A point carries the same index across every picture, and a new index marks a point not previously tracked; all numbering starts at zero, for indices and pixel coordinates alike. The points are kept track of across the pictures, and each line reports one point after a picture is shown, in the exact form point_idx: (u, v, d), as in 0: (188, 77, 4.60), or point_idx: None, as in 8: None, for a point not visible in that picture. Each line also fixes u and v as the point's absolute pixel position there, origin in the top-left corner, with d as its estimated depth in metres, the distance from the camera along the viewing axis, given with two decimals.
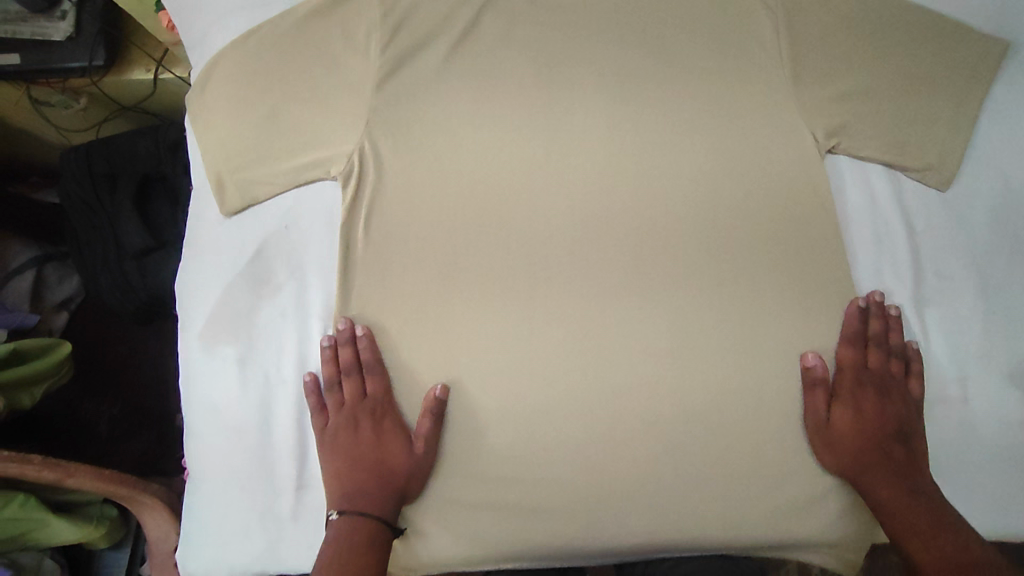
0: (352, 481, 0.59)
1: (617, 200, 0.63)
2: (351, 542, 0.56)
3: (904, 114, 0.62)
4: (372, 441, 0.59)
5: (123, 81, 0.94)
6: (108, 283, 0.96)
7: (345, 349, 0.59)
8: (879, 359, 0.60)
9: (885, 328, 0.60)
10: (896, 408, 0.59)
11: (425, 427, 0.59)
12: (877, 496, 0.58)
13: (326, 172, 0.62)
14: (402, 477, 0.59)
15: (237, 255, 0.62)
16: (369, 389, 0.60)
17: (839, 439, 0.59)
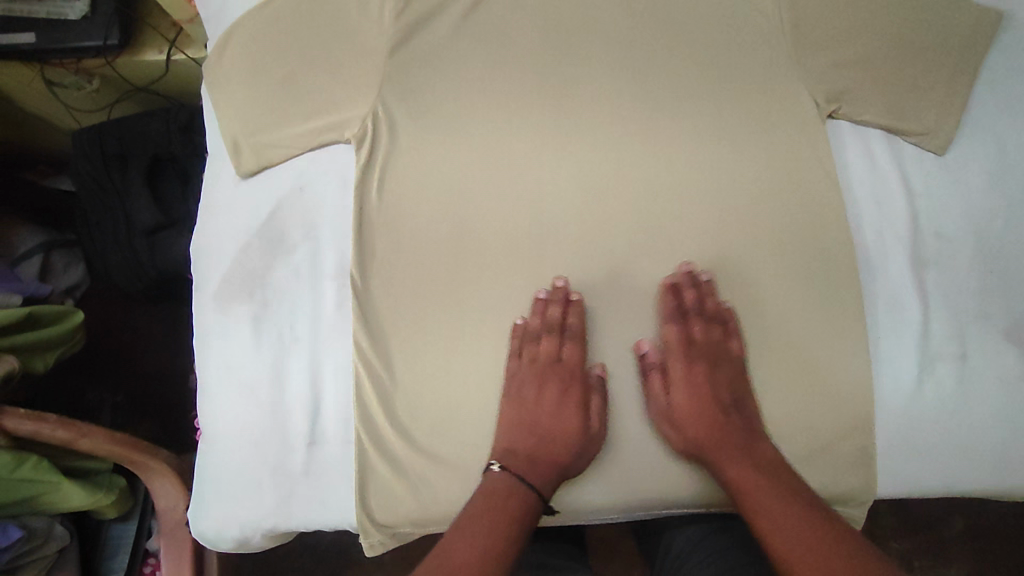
0: (515, 439, 0.59)
1: (625, 163, 0.64)
2: (511, 500, 0.56)
3: (901, 81, 0.64)
4: (552, 407, 0.60)
5: (136, 62, 0.96)
6: (121, 262, 0.98)
7: (556, 308, 0.61)
8: (730, 336, 0.61)
9: (696, 296, 0.61)
10: (726, 375, 0.61)
11: (593, 398, 0.61)
12: (724, 468, 0.58)
13: (340, 135, 0.64)
14: (572, 450, 0.60)
15: (252, 216, 0.64)
16: (567, 355, 0.61)
17: (657, 404, 0.61)
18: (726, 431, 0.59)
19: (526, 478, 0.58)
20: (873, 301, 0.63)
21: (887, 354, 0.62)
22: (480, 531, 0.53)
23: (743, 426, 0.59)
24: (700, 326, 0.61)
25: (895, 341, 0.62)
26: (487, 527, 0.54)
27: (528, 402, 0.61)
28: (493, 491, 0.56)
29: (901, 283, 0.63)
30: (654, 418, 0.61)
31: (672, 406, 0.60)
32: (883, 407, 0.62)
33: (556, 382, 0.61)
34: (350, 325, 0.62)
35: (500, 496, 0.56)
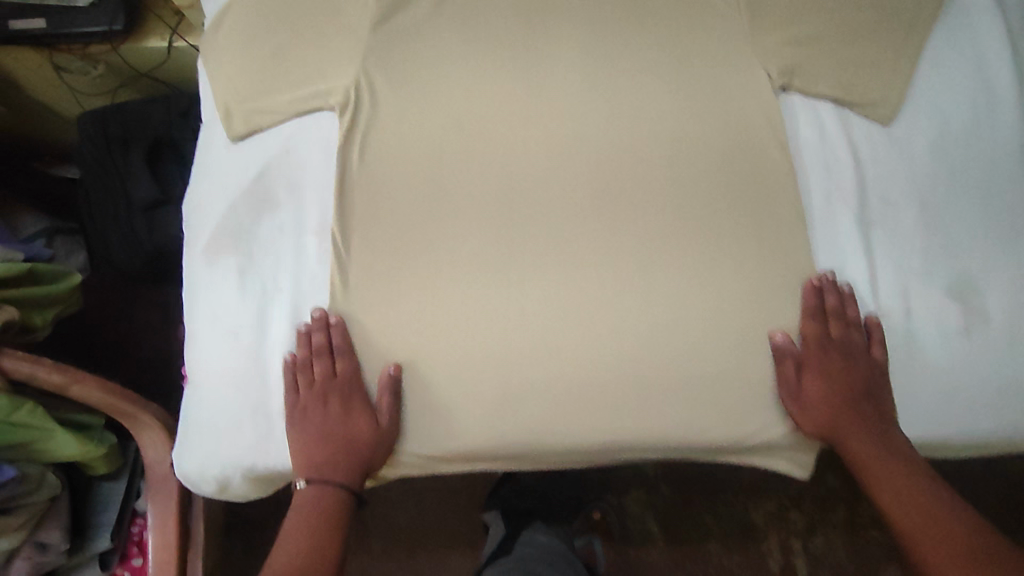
0: (313, 454, 0.64)
1: (589, 131, 0.68)
2: (320, 510, 0.64)
3: (850, 57, 0.68)
4: (340, 418, 0.64)
5: (140, 49, 1.02)
6: (121, 238, 1.02)
7: (318, 333, 0.64)
8: (818, 334, 0.64)
9: (839, 301, 0.65)
10: (860, 374, 0.65)
11: (387, 404, 0.64)
12: (854, 453, 0.65)
13: (324, 103, 0.68)
14: (370, 450, 0.65)
15: (241, 176, 0.68)
16: (340, 369, 0.64)
17: (819, 402, 0.65)
18: (854, 421, 0.65)
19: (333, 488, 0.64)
20: (821, 260, 0.67)
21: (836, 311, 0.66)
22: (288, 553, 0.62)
23: (875, 417, 0.65)
24: (815, 323, 0.65)
25: (845, 299, 0.66)
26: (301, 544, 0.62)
27: (321, 419, 0.64)
28: (301, 506, 0.64)
29: (849, 244, 0.67)
30: (781, 401, 0.66)
31: (804, 398, 0.65)
32: None
33: (357, 401, 0.65)
34: (329, 276, 0.66)
35: (305, 509, 0.64)
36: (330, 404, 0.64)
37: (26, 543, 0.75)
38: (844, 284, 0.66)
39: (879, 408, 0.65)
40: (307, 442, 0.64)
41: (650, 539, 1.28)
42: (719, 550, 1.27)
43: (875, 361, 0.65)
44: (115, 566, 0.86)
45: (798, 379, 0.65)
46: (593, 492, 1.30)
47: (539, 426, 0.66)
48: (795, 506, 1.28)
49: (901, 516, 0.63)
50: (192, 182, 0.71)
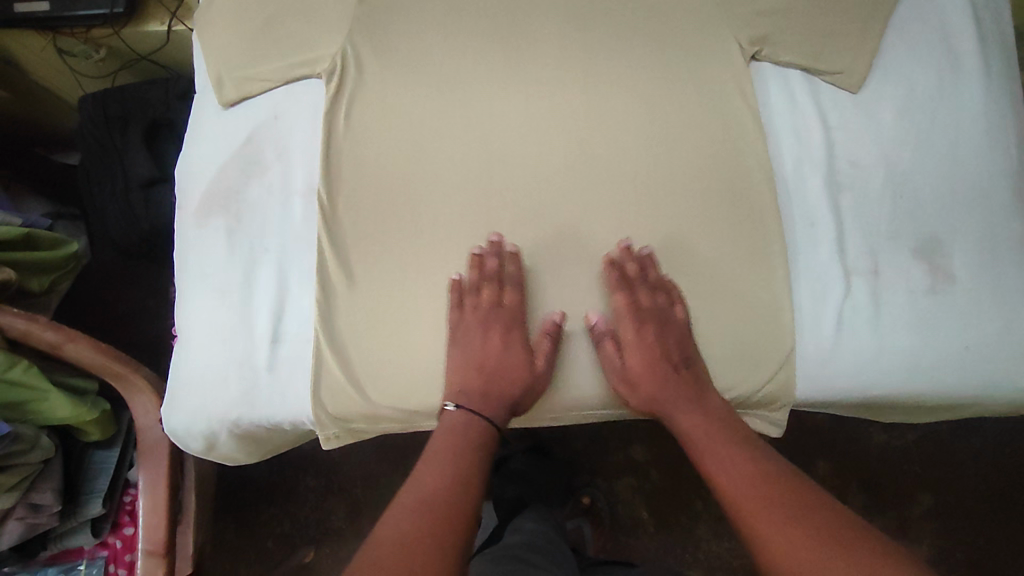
0: (467, 377, 0.65)
1: (567, 99, 0.71)
2: (473, 435, 0.63)
3: (819, 26, 0.71)
4: (500, 348, 0.66)
5: (139, 32, 1.05)
6: (118, 213, 1.04)
7: (492, 259, 0.66)
8: (643, 304, 0.66)
9: (638, 267, 0.66)
10: (671, 338, 0.66)
11: (541, 339, 0.66)
12: (680, 416, 0.66)
13: (312, 71, 0.71)
14: (517, 388, 0.66)
15: (232, 141, 0.71)
16: (507, 299, 0.66)
17: (634, 368, 0.66)
18: (673, 389, 0.66)
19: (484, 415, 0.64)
20: (792, 221, 0.69)
21: (805, 270, 0.68)
22: (450, 469, 0.59)
23: (687, 384, 0.66)
24: (621, 297, 0.66)
25: (813, 258, 0.68)
26: (469, 463, 0.60)
27: (494, 350, 0.66)
28: (459, 431, 0.62)
29: (817, 205, 0.69)
30: (605, 374, 0.67)
31: (628, 370, 0.66)
32: (803, 318, 0.67)
33: (525, 332, 0.67)
34: (315, 235, 0.68)
35: (463, 434, 0.62)
36: (510, 331, 0.66)
37: (19, 504, 0.77)
38: (647, 253, 0.67)
39: (696, 374, 0.66)
40: (477, 371, 0.65)
41: (640, 524, 1.25)
42: (709, 536, 1.24)
43: (671, 328, 0.66)
44: (107, 533, 0.87)
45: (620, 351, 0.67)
46: (583, 476, 1.28)
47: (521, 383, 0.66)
48: None
49: (719, 473, 0.61)
50: (184, 148, 0.74)
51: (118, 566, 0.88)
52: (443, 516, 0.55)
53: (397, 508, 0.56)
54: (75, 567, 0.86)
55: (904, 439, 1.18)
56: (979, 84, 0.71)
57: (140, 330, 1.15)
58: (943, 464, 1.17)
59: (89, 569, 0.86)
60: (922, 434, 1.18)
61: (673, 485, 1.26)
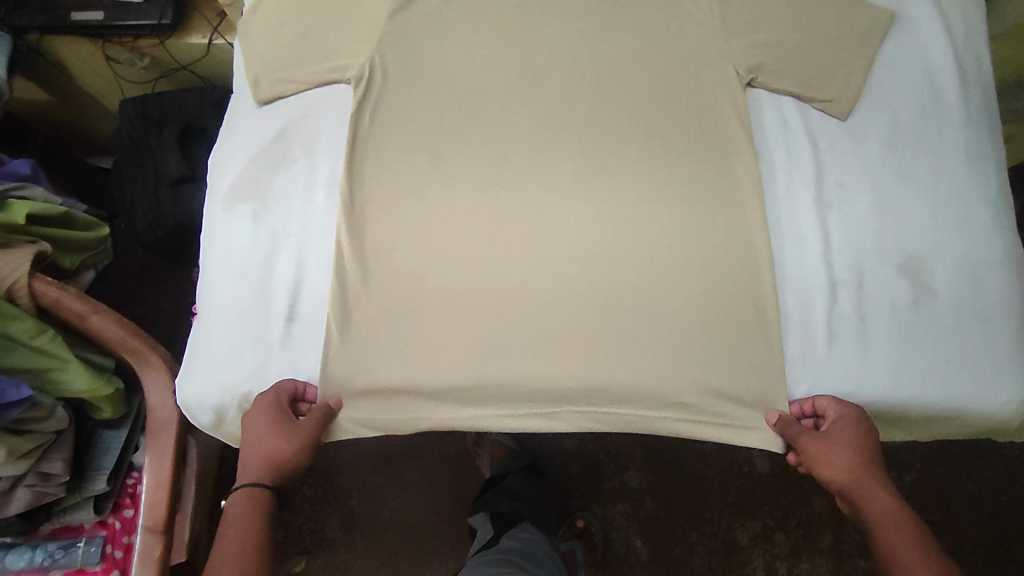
0: (246, 463, 0.67)
1: (576, 113, 0.77)
2: (253, 509, 0.65)
3: (810, 61, 0.77)
4: (254, 422, 0.66)
5: (183, 44, 1.12)
6: (144, 206, 1.09)
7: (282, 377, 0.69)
8: (857, 412, 0.66)
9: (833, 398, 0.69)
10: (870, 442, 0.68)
11: (316, 417, 0.67)
12: (874, 513, 0.64)
13: (342, 76, 0.77)
14: (272, 455, 0.66)
15: (264, 134, 0.77)
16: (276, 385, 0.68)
17: (842, 458, 0.65)
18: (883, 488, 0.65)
19: (263, 491, 0.66)
20: (783, 234, 0.72)
21: (795, 280, 0.71)
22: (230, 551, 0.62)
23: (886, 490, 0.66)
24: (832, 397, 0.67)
25: (802, 269, 0.71)
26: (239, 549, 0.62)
27: (254, 428, 0.66)
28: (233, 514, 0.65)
29: (807, 220, 0.72)
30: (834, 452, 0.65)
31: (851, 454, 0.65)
32: (791, 326, 0.70)
33: (259, 410, 0.66)
34: (336, 223, 0.72)
35: (238, 514, 0.65)
36: (255, 410, 0.67)
37: (29, 471, 0.77)
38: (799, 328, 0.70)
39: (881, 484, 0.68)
40: (260, 454, 0.67)
41: (633, 552, 1.23)
42: (702, 568, 1.22)
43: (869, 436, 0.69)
44: (107, 513, 0.87)
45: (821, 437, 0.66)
46: (578, 501, 1.27)
47: (520, 374, 0.69)
48: (779, 528, 1.23)
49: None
50: (218, 141, 0.80)
51: (115, 548, 0.87)
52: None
53: None
54: (75, 544, 0.86)
55: (899, 479, 1.19)
56: (959, 117, 0.76)
57: (155, 325, 1.18)
58: (938, 506, 1.17)
59: (88, 548, 0.85)
60: (919, 476, 1.19)
61: (667, 513, 1.25)
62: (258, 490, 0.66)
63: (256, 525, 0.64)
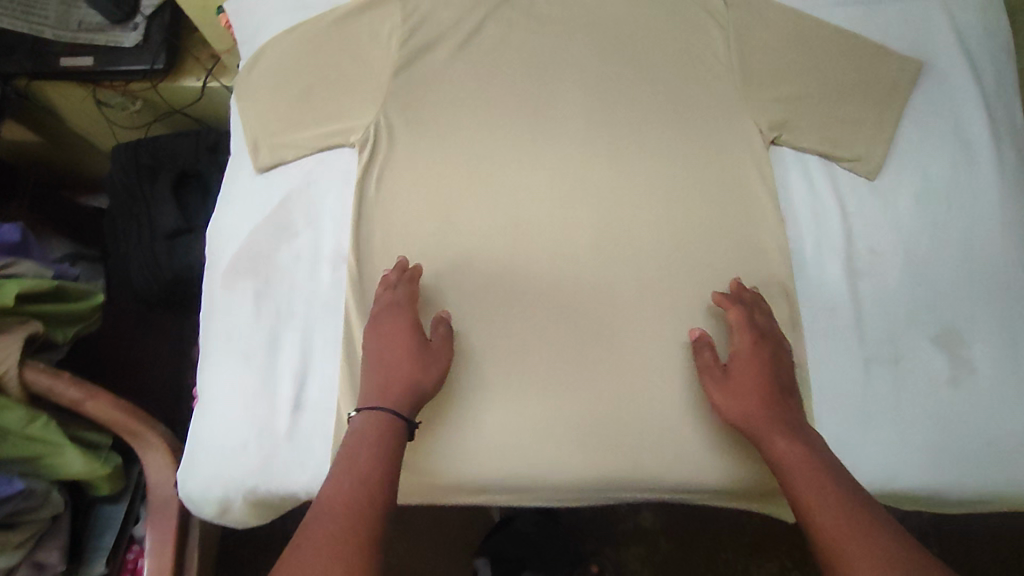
0: (370, 383, 0.61)
1: (592, 175, 0.73)
2: (379, 430, 0.57)
3: (834, 116, 0.74)
4: (387, 334, 0.64)
5: (176, 87, 1.07)
6: (139, 262, 1.06)
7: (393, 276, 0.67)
8: (756, 326, 0.65)
9: (756, 301, 0.67)
10: (785, 363, 0.64)
11: (440, 346, 0.64)
12: (772, 447, 0.59)
13: (345, 139, 0.74)
14: (408, 375, 0.61)
15: (264, 206, 0.72)
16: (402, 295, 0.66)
17: (745, 393, 0.62)
18: (780, 414, 0.60)
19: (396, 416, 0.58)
20: (811, 306, 0.69)
21: (826, 355, 0.68)
22: (359, 471, 0.54)
23: (793, 413, 0.61)
24: (739, 312, 0.66)
25: (833, 344, 0.68)
26: (369, 468, 0.54)
27: (384, 340, 0.63)
28: (363, 429, 0.57)
29: (836, 290, 0.69)
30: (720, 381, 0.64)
31: (737, 382, 0.63)
32: (823, 406, 0.66)
33: (390, 321, 0.64)
34: (343, 301, 0.69)
35: (367, 430, 0.57)
36: (386, 321, 0.64)
37: (22, 563, 0.73)
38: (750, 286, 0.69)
39: (797, 408, 0.62)
40: (388, 373, 0.62)
41: None
42: None
43: (785, 356, 0.65)
44: None
45: (723, 367, 0.65)
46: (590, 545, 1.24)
47: (540, 457, 0.65)
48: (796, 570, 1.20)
49: (816, 512, 0.53)
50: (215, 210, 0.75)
51: None
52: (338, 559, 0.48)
53: (312, 526, 0.50)
54: None
55: None
56: (993, 176, 0.73)
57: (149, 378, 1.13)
58: None
59: None
60: None
61: (681, 555, 1.22)
62: (386, 415, 0.58)
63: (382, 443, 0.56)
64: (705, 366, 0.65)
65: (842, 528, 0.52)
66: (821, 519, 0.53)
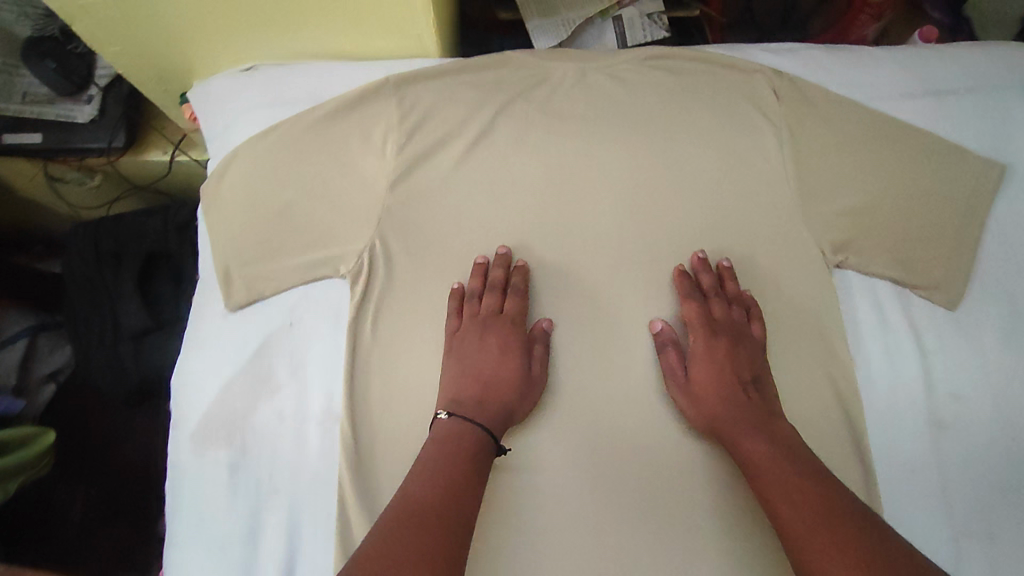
0: (459, 390, 0.58)
1: (625, 307, 0.63)
2: (474, 446, 0.53)
3: (907, 234, 0.63)
4: (495, 354, 0.59)
5: (139, 162, 0.94)
6: (101, 366, 0.93)
7: (498, 269, 0.62)
8: (705, 312, 0.61)
9: (715, 280, 0.62)
10: (746, 354, 0.60)
11: (539, 372, 0.60)
12: (739, 450, 0.55)
13: (335, 269, 0.63)
14: (510, 396, 0.58)
15: (239, 354, 0.61)
16: (509, 307, 0.61)
17: (705, 397, 0.58)
18: (742, 411, 0.56)
19: (489, 437, 0.55)
20: (891, 467, 0.59)
21: (910, 530, 0.58)
22: (447, 482, 0.49)
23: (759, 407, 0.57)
24: (695, 306, 0.61)
25: (919, 516, 0.58)
26: (449, 485, 0.49)
27: (488, 351, 0.60)
28: (461, 443, 0.53)
29: (915, 447, 0.60)
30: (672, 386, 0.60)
31: (692, 383, 0.59)
32: None
33: (497, 332, 0.60)
34: (336, 474, 0.58)
35: (462, 444, 0.53)
36: (493, 333, 0.60)
37: None
38: (723, 263, 0.63)
39: (767, 400, 0.57)
40: (487, 387, 0.58)
41: None
42: None
43: (747, 341, 0.60)
44: None
45: (685, 368, 0.60)
46: None
47: None
48: None
49: (781, 511, 0.49)
50: (180, 354, 0.63)
51: None
52: (422, 553, 0.43)
53: (377, 529, 0.45)
54: None
55: None
56: None
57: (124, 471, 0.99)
58: None
59: None
60: None
61: None
62: (483, 435, 0.54)
63: (471, 461, 0.52)
64: (667, 362, 0.60)
65: (805, 521, 0.47)
66: (783, 515, 0.48)
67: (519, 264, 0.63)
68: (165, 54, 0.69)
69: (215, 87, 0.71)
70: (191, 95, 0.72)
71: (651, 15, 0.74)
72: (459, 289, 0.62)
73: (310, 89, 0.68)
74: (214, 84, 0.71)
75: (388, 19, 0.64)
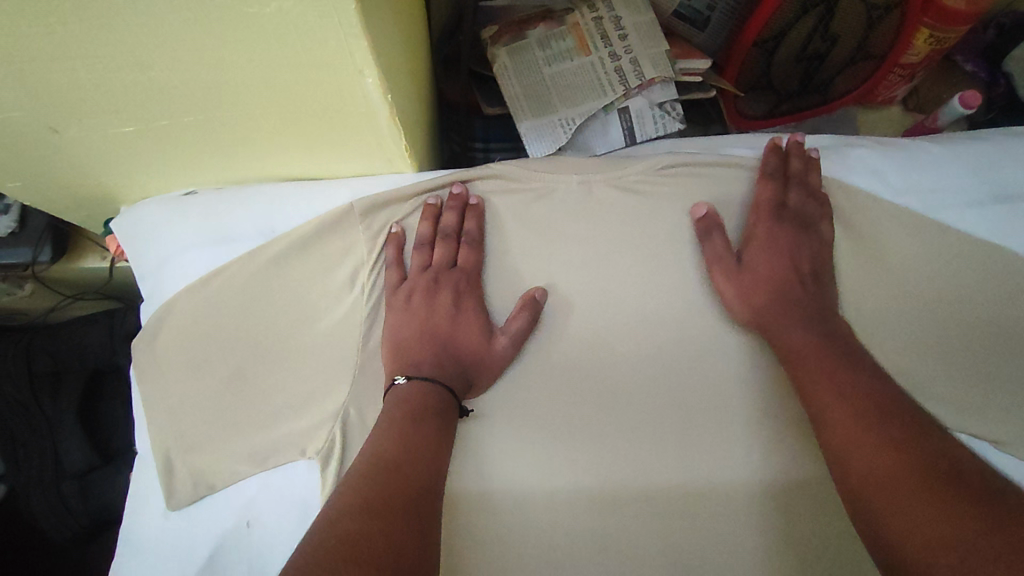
0: (414, 350, 0.51)
1: (658, 480, 0.50)
2: (433, 408, 0.47)
3: (980, 372, 0.53)
4: (451, 311, 0.52)
5: (72, 269, 0.78)
6: (40, 510, 0.77)
7: (451, 212, 0.55)
8: (781, 187, 0.55)
9: (805, 166, 0.56)
10: (810, 244, 0.54)
11: (513, 335, 0.51)
12: (783, 343, 0.49)
13: (299, 451, 0.51)
14: (471, 358, 0.51)
15: (188, 564, 0.50)
16: (463, 259, 0.54)
17: (751, 286, 0.52)
18: (792, 301, 0.51)
19: (449, 394, 0.49)
20: None
21: None
22: (405, 433, 0.44)
23: (815, 297, 0.52)
24: (772, 188, 0.55)
25: None
26: (406, 442, 0.44)
27: (443, 305, 0.52)
28: (419, 402, 0.47)
29: None
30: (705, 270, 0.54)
31: (754, 266, 0.53)
32: None
33: (452, 281, 0.53)
34: None
35: (418, 404, 0.47)
36: (450, 284, 0.53)
37: None
38: (812, 152, 0.58)
39: (824, 292, 0.53)
40: (445, 347, 0.51)
41: None
42: None
43: (818, 230, 0.55)
44: None
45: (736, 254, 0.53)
46: None
47: None
48: None
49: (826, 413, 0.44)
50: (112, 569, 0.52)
51: None
52: (411, 510, 0.39)
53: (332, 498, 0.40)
54: None
55: None
56: None
57: None
58: None
59: None
60: None
61: None
62: (441, 392, 0.48)
63: (432, 423, 0.46)
64: (717, 233, 0.54)
65: (860, 431, 0.41)
66: (829, 421, 0.44)
67: (473, 202, 0.56)
68: (88, 197, 0.57)
69: (145, 214, 0.57)
70: (113, 224, 0.58)
71: (661, 105, 0.65)
72: (399, 234, 0.55)
73: (258, 222, 0.56)
74: (143, 212, 0.57)
75: (352, 147, 0.52)
